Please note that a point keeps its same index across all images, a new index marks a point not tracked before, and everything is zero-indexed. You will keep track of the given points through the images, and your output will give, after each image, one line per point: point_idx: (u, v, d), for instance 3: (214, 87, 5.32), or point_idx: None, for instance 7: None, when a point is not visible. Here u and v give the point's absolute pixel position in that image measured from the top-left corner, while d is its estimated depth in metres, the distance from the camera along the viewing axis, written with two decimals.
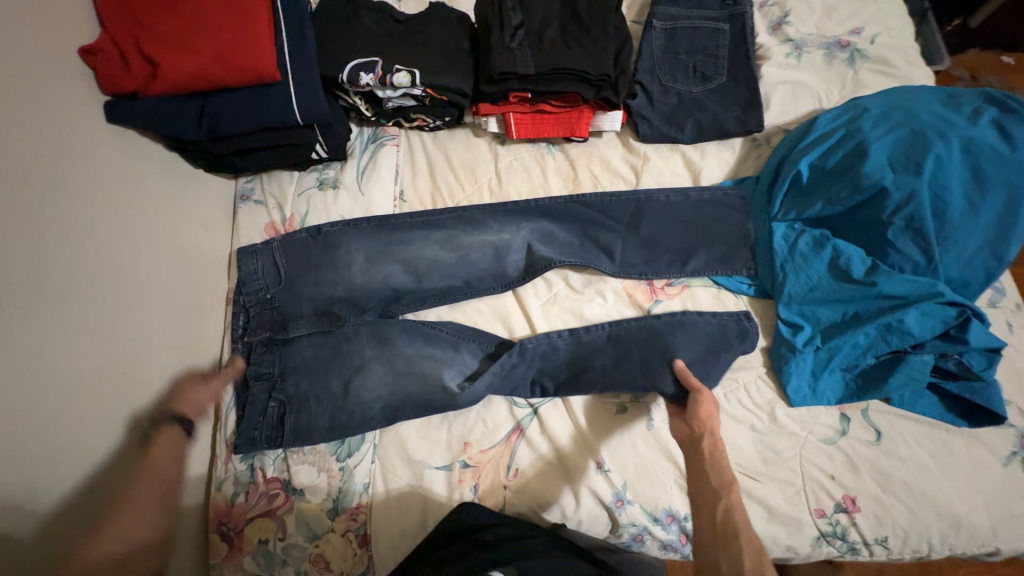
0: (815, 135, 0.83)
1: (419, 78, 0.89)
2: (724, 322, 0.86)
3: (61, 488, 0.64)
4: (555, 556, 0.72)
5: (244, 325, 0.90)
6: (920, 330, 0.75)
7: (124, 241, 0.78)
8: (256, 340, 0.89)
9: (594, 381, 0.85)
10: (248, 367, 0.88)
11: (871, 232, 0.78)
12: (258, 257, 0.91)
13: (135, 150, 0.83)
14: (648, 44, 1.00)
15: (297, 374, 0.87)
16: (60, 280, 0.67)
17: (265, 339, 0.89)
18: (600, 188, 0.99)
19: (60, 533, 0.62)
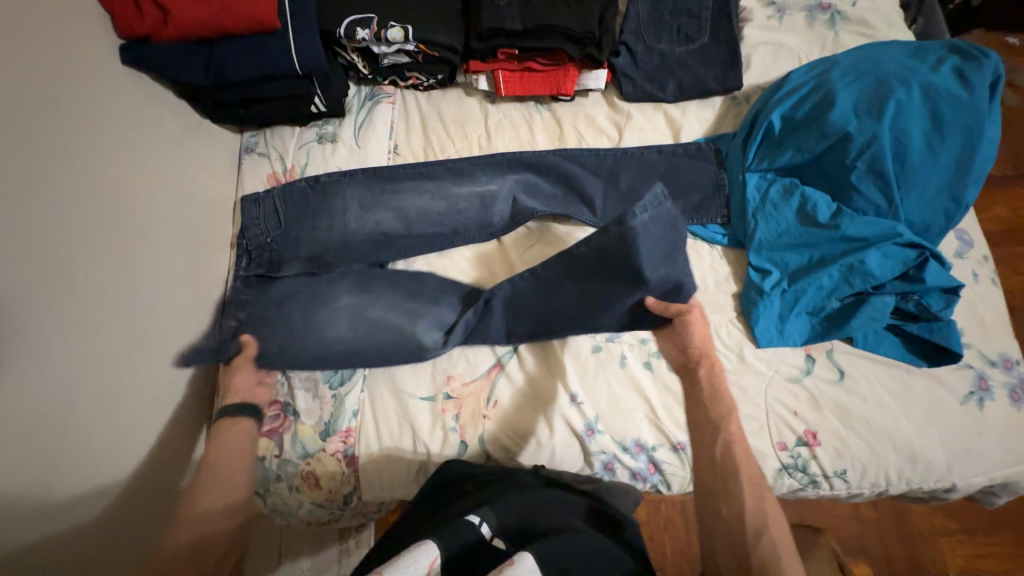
0: (788, 88, 0.87)
1: (412, 33, 0.95)
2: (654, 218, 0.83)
3: (79, 388, 0.70)
4: (551, 489, 0.75)
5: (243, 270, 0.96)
6: (881, 270, 0.79)
7: (138, 177, 0.84)
8: (252, 280, 0.95)
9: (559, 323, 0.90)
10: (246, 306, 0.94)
11: (837, 179, 0.82)
12: (260, 204, 0.96)
13: (149, 95, 0.89)
14: (634, 6, 1.04)
15: (287, 312, 0.93)
16: (79, 202, 0.73)
17: (261, 276, 0.95)
18: (584, 144, 1.03)
19: (77, 429, 0.69)
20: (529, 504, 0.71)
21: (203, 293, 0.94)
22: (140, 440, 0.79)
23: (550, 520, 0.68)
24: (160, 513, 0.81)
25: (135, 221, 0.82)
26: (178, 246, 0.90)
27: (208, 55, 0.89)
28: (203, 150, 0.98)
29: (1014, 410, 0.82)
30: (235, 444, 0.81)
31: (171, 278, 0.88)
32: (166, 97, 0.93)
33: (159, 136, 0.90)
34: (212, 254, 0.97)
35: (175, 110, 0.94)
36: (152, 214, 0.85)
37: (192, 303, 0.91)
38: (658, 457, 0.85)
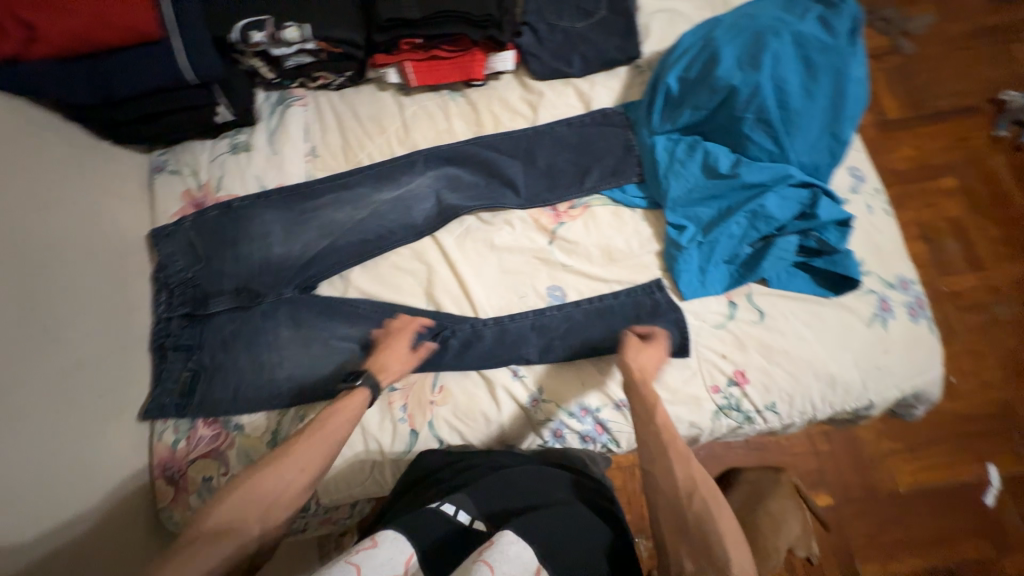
0: (680, 51, 0.92)
1: (310, 31, 0.94)
2: (636, 298, 0.92)
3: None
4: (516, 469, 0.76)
5: (167, 303, 0.93)
6: (780, 212, 0.85)
7: (32, 204, 0.80)
8: (176, 316, 0.91)
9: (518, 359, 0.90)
10: (166, 340, 0.90)
11: (733, 130, 0.87)
12: (173, 239, 0.94)
13: (33, 120, 0.85)
14: None
15: (215, 346, 0.90)
16: None
17: (186, 314, 0.92)
18: (501, 126, 1.05)
19: None
20: (507, 483, 0.73)
21: (130, 320, 0.90)
22: (79, 480, 0.74)
23: (529, 500, 0.71)
24: (118, 549, 0.77)
25: (34, 252, 0.78)
26: (94, 272, 0.86)
27: (92, 71, 0.84)
28: (105, 173, 0.94)
29: (913, 325, 0.90)
30: (347, 426, 0.76)
31: (89, 307, 0.83)
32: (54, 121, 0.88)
33: (52, 162, 0.85)
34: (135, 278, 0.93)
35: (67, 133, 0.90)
36: (56, 242, 0.81)
37: (118, 331, 0.87)
38: (604, 417, 0.88)
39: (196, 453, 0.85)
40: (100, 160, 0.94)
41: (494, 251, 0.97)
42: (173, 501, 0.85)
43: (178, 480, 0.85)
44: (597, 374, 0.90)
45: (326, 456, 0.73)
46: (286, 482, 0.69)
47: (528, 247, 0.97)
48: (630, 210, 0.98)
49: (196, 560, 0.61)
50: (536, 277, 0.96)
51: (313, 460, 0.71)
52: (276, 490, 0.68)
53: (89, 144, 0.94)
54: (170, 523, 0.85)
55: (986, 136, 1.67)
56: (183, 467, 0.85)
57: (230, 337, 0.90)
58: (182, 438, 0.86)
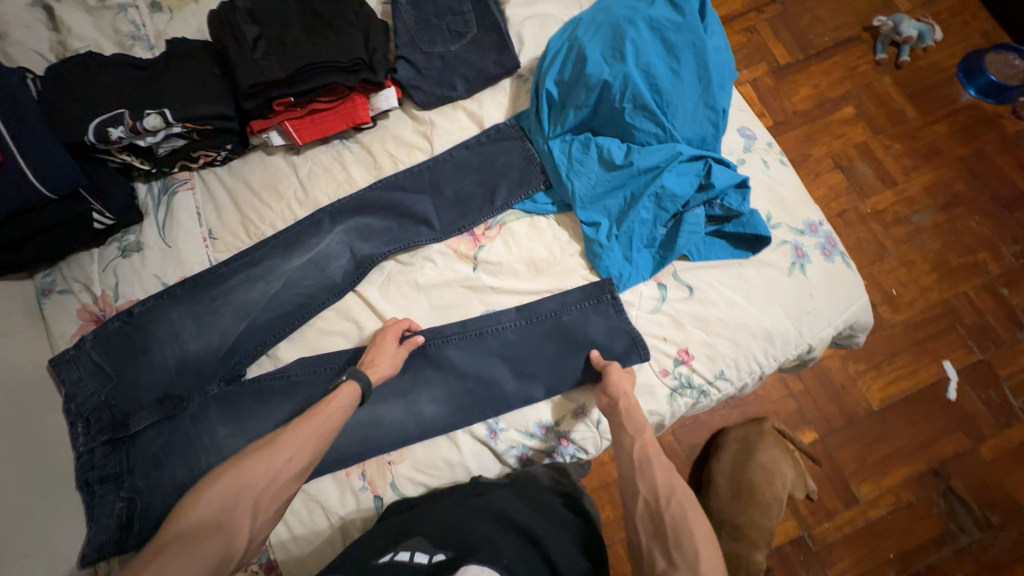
0: (551, 55, 0.93)
1: (172, 115, 0.89)
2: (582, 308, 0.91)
3: None
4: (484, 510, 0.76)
5: (86, 433, 0.86)
6: (681, 189, 0.86)
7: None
8: (97, 444, 0.84)
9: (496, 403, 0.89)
10: (89, 474, 0.83)
11: (617, 122, 0.88)
12: (76, 363, 0.87)
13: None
14: (400, 20, 1.05)
15: (144, 467, 0.83)
16: None
17: (107, 440, 0.85)
18: (400, 164, 1.03)
19: None
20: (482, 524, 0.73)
21: (44, 463, 0.82)
22: None
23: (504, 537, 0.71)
24: None
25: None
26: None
27: None
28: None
29: (830, 264, 0.93)
30: (340, 417, 0.74)
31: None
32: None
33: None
34: (38, 416, 0.85)
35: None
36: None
37: (28, 481, 0.79)
38: (564, 429, 0.89)
39: None
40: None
41: (422, 291, 0.95)
42: None
43: None
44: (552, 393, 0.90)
45: (319, 443, 0.70)
46: (276, 469, 0.65)
47: (453, 279, 0.96)
48: (543, 218, 0.98)
49: (175, 563, 0.55)
50: (468, 307, 0.94)
51: (307, 443, 0.69)
52: (269, 474, 0.65)
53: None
54: None
55: (868, 62, 1.77)
56: None
57: (159, 454, 0.83)
58: None
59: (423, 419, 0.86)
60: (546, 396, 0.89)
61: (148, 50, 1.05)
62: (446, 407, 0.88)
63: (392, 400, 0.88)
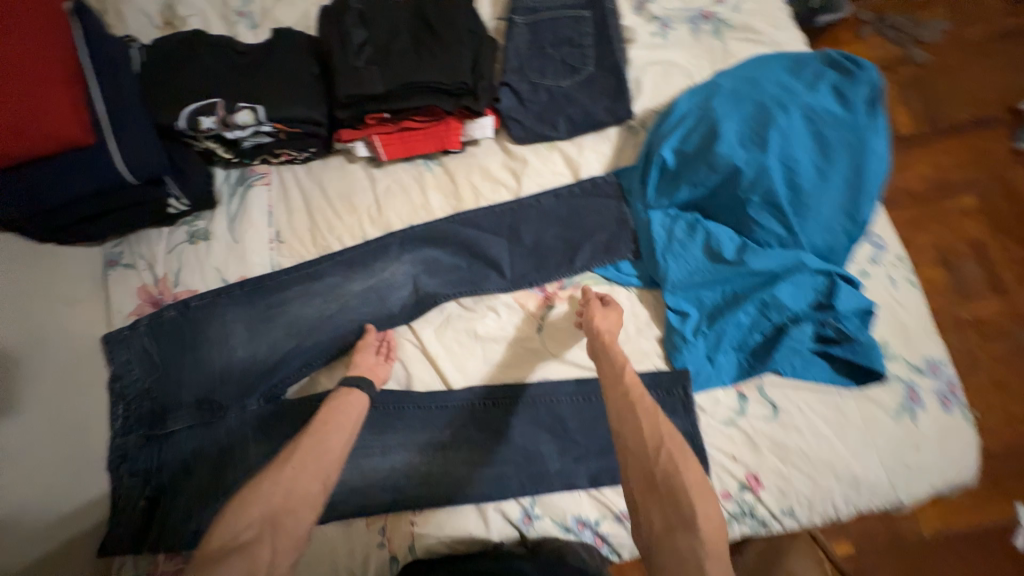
0: (675, 118, 0.82)
1: (264, 113, 0.85)
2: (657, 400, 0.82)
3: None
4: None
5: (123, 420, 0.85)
6: (794, 301, 0.76)
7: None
8: (133, 436, 0.83)
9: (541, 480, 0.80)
10: (121, 463, 0.82)
11: (736, 211, 0.78)
12: (128, 345, 0.86)
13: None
14: (512, 43, 0.97)
15: (173, 469, 0.81)
16: None
17: (144, 433, 0.83)
18: (482, 199, 0.96)
19: None
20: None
21: (82, 443, 0.80)
22: None
23: None
24: None
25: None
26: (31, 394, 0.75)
27: (18, 183, 0.73)
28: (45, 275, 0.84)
29: (945, 415, 0.80)
30: (352, 426, 0.71)
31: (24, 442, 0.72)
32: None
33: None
34: (85, 393, 0.83)
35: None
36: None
37: (65, 462, 0.77)
38: (604, 529, 0.79)
39: None
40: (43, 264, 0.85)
41: (479, 342, 0.89)
42: None
43: None
44: (599, 488, 0.80)
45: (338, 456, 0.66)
46: (293, 483, 0.60)
47: (514, 335, 0.89)
48: (624, 290, 0.88)
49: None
50: (523, 371, 0.87)
51: (328, 455, 0.65)
52: (293, 484, 0.60)
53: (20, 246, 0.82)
54: None
55: None
56: None
57: (189, 460, 0.82)
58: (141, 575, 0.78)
59: (455, 484, 0.81)
60: (590, 485, 0.80)
61: (251, 29, 1.01)
62: (483, 476, 0.81)
63: (428, 458, 0.83)
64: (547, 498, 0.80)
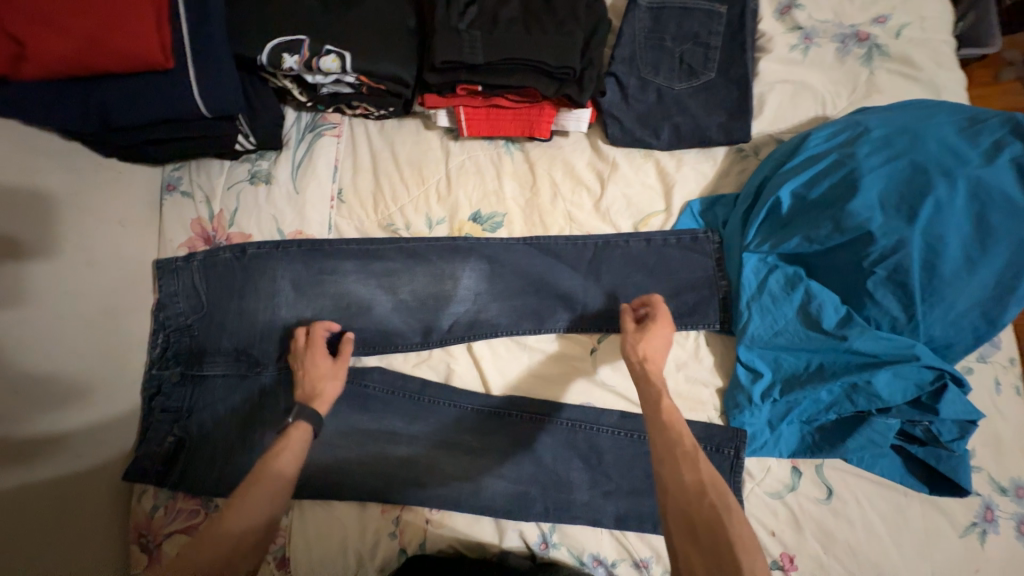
0: (804, 157, 0.72)
1: (351, 62, 0.77)
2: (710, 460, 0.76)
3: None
4: None
5: (161, 353, 0.84)
6: (890, 393, 0.67)
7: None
8: (170, 371, 0.83)
9: (566, 508, 0.77)
10: (157, 395, 0.83)
11: (850, 279, 0.69)
12: (177, 277, 0.84)
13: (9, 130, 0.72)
14: (630, 27, 0.85)
15: (205, 413, 0.82)
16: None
17: (181, 371, 0.83)
18: (560, 198, 0.88)
19: None
20: None
21: (117, 372, 0.81)
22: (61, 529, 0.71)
23: None
24: None
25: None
26: (71, 322, 0.75)
27: (86, 96, 0.68)
28: (100, 194, 0.82)
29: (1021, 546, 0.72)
30: (292, 467, 0.66)
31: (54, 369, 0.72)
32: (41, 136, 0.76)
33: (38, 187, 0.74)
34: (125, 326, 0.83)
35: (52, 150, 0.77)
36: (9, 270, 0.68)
37: (95, 394, 0.77)
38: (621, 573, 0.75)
39: (173, 527, 0.79)
40: (104, 184, 0.83)
41: (527, 351, 0.84)
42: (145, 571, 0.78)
43: (152, 552, 0.78)
44: (624, 529, 0.77)
45: (277, 504, 0.64)
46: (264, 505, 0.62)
47: (562, 352, 0.84)
48: (691, 331, 0.82)
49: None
50: (566, 391, 0.82)
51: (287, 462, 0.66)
52: (232, 538, 0.59)
53: (81, 161, 0.81)
54: None
55: None
56: (158, 538, 0.79)
57: (222, 407, 0.82)
58: (160, 506, 0.80)
59: (477, 494, 0.78)
60: (615, 524, 0.77)
61: None
62: (507, 490, 0.78)
63: (455, 457, 0.80)
64: (568, 528, 0.77)
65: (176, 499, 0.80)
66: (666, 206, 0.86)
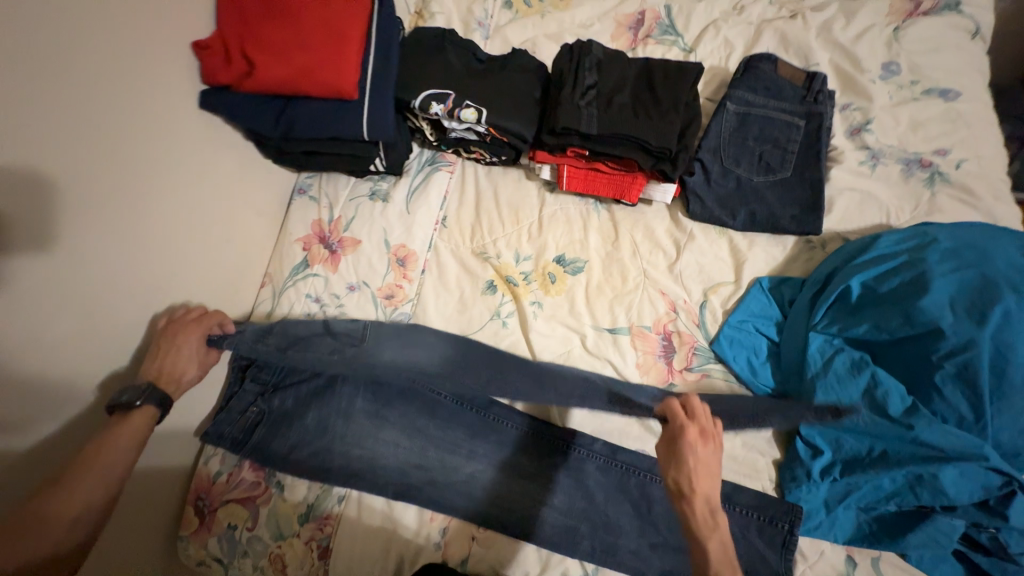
0: (874, 254, 0.80)
1: (486, 116, 0.92)
2: (767, 526, 0.77)
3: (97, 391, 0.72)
4: None
5: (252, 338, 0.86)
6: (955, 491, 0.69)
7: (151, 206, 0.77)
8: (264, 347, 0.87)
9: (613, 555, 0.77)
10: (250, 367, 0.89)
11: (918, 372, 0.73)
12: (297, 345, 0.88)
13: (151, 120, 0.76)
14: (717, 126, 0.99)
15: (288, 392, 0.88)
16: (143, 200, 0.76)
17: (278, 349, 0.87)
18: (639, 257, 0.97)
19: (53, 417, 0.68)
20: None
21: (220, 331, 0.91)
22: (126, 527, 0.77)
23: None
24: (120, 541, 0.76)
25: (43, 310, 0.65)
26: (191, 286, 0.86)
27: (280, 110, 0.86)
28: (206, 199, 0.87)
29: None
30: (128, 452, 0.69)
31: (121, 349, 0.75)
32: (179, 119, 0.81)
33: (157, 202, 0.79)
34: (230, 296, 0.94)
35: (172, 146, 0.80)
36: (167, 223, 0.80)
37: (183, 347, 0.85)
38: None
39: (231, 495, 0.83)
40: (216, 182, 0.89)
41: (590, 390, 0.87)
42: (194, 534, 0.83)
43: (205, 516, 0.83)
44: None
45: (104, 491, 0.65)
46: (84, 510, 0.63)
47: (626, 394, 0.87)
48: (751, 398, 0.85)
49: None
50: (624, 435, 0.85)
51: (115, 464, 0.67)
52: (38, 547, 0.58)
53: (200, 156, 0.85)
54: (183, 552, 0.83)
55: None
56: (214, 504, 0.83)
57: (307, 386, 0.89)
58: (224, 472, 0.84)
59: (526, 521, 0.80)
60: None
61: (484, 40, 1.10)
62: (552, 522, 0.80)
63: (508, 479, 0.84)
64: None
65: (244, 464, 0.84)
66: (736, 278, 0.94)
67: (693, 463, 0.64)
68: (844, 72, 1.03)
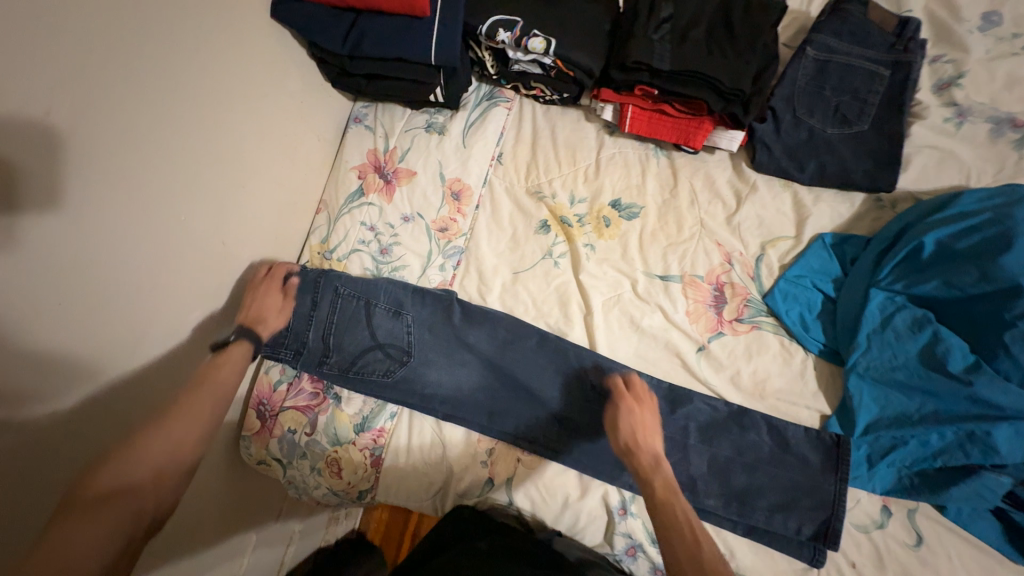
0: (954, 211, 0.78)
1: (554, 47, 0.89)
2: (803, 470, 0.79)
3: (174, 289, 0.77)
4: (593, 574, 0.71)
5: (309, 308, 0.89)
6: (1009, 448, 0.70)
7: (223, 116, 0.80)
8: (322, 306, 0.89)
9: None
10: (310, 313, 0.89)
11: (985, 331, 0.74)
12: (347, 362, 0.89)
13: (202, 61, 0.75)
14: (794, 72, 0.94)
15: (338, 329, 0.89)
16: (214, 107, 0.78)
17: (338, 372, 0.88)
18: (697, 206, 0.95)
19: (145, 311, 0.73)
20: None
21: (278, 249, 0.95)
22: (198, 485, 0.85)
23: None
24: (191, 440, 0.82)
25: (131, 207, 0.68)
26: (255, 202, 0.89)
27: (352, 24, 0.89)
28: (237, 179, 0.85)
29: None
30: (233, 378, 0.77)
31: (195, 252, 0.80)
32: (204, 83, 0.76)
33: (221, 126, 0.80)
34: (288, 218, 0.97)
35: (199, 116, 0.76)
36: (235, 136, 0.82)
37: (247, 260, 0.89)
38: None
39: (290, 403, 0.88)
40: (245, 154, 0.85)
41: (638, 333, 0.89)
42: (256, 436, 0.89)
43: (266, 419, 0.89)
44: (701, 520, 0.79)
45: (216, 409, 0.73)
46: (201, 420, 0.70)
47: (672, 339, 0.87)
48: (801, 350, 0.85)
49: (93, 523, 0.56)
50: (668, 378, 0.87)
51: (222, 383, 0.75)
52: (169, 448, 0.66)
53: (248, 98, 0.84)
54: (245, 451, 0.90)
55: None
56: (275, 409, 0.89)
57: (357, 343, 0.89)
58: (284, 381, 0.89)
59: (568, 448, 0.84)
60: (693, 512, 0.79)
61: None
62: (591, 451, 0.83)
63: (551, 413, 0.86)
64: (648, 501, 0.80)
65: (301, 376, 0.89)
66: (797, 234, 0.91)
67: (633, 421, 0.78)
68: (939, 20, 0.96)
